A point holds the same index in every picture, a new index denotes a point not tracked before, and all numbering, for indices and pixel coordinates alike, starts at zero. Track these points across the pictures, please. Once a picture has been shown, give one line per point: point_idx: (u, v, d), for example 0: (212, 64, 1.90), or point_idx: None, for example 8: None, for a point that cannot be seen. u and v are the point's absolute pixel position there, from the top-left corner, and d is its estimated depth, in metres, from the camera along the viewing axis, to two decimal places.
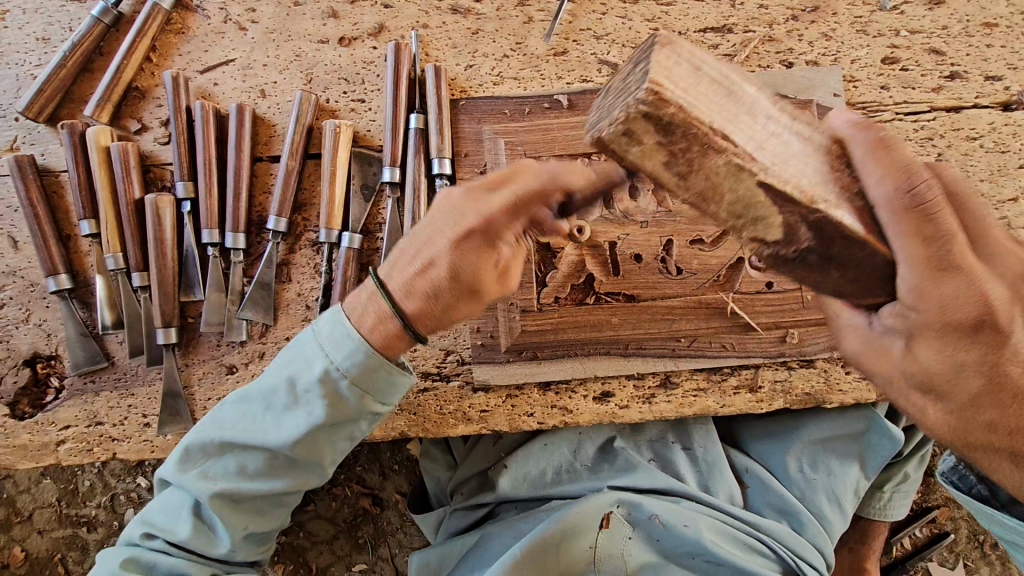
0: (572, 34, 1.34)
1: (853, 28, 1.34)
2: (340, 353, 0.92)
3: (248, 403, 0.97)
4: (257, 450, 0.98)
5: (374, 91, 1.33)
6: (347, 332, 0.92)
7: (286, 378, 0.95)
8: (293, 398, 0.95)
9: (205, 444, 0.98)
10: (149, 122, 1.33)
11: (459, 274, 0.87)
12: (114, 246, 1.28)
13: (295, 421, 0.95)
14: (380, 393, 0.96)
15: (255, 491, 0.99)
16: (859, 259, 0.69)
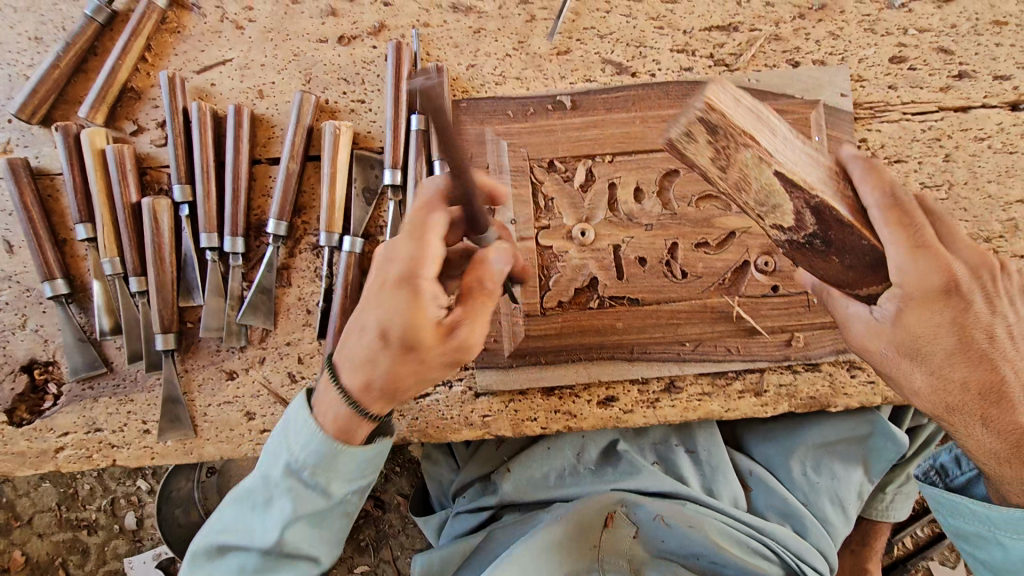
0: (575, 33, 1.32)
1: (861, 26, 1.32)
2: (299, 445, 1.01)
3: (236, 507, 1.05)
4: (250, 549, 1.03)
5: (374, 91, 1.31)
6: (302, 420, 1.01)
7: (261, 477, 1.03)
8: (270, 494, 1.02)
9: (207, 551, 1.05)
10: (145, 123, 1.30)
11: (389, 329, 0.93)
12: (110, 250, 1.25)
13: (279, 514, 1.01)
14: (352, 469, 1.03)
15: None
16: (852, 244, 0.90)
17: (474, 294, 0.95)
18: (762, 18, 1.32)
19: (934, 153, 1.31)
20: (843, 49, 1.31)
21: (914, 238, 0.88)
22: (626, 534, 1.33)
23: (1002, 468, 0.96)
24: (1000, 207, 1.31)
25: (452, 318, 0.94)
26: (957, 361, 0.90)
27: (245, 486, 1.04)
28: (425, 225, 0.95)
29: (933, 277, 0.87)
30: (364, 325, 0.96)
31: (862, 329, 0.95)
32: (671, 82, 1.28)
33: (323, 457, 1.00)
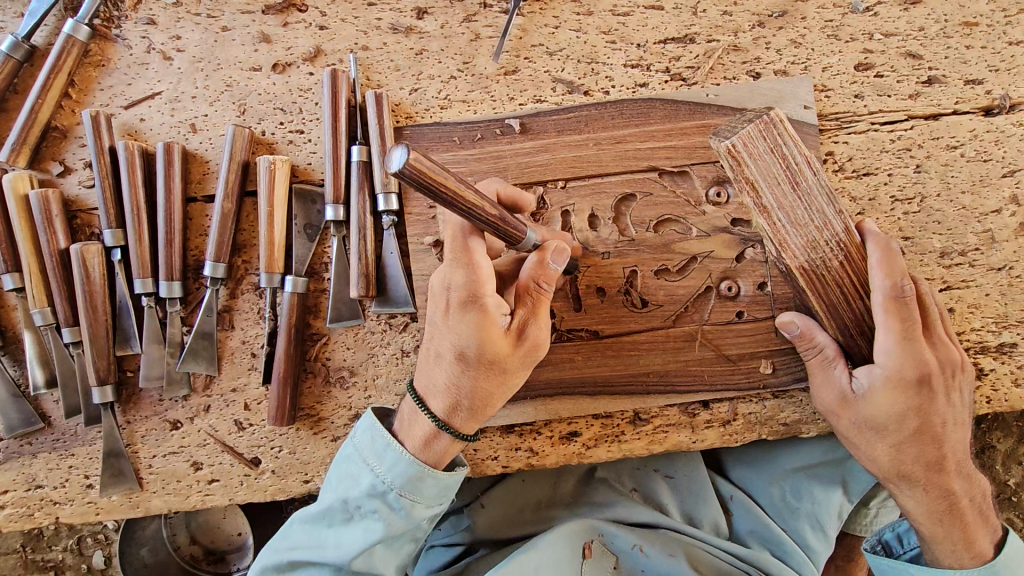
0: (523, 50, 1.25)
1: (824, 32, 1.25)
2: (386, 467, 1.00)
3: (311, 520, 1.04)
4: (324, 564, 1.02)
5: (313, 120, 1.24)
6: (386, 441, 1.01)
7: (340, 497, 1.01)
8: (349, 513, 1.01)
9: (275, 564, 1.04)
10: (73, 164, 1.23)
11: (465, 353, 0.95)
12: (41, 300, 1.19)
13: (357, 535, 1.00)
14: (431, 494, 1.02)
15: None
16: (834, 305, 1.12)
17: (532, 296, 0.95)
18: (720, 28, 1.25)
19: (904, 163, 1.24)
20: (806, 57, 1.24)
21: (905, 327, 1.07)
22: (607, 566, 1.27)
23: (935, 529, 1.12)
24: (975, 219, 1.24)
25: (519, 320, 0.95)
26: (913, 439, 1.09)
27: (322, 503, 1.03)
28: (468, 249, 0.92)
29: (913, 368, 1.06)
30: (438, 353, 0.99)
31: (837, 393, 1.13)
32: (624, 100, 1.21)
33: (410, 482, 1.00)
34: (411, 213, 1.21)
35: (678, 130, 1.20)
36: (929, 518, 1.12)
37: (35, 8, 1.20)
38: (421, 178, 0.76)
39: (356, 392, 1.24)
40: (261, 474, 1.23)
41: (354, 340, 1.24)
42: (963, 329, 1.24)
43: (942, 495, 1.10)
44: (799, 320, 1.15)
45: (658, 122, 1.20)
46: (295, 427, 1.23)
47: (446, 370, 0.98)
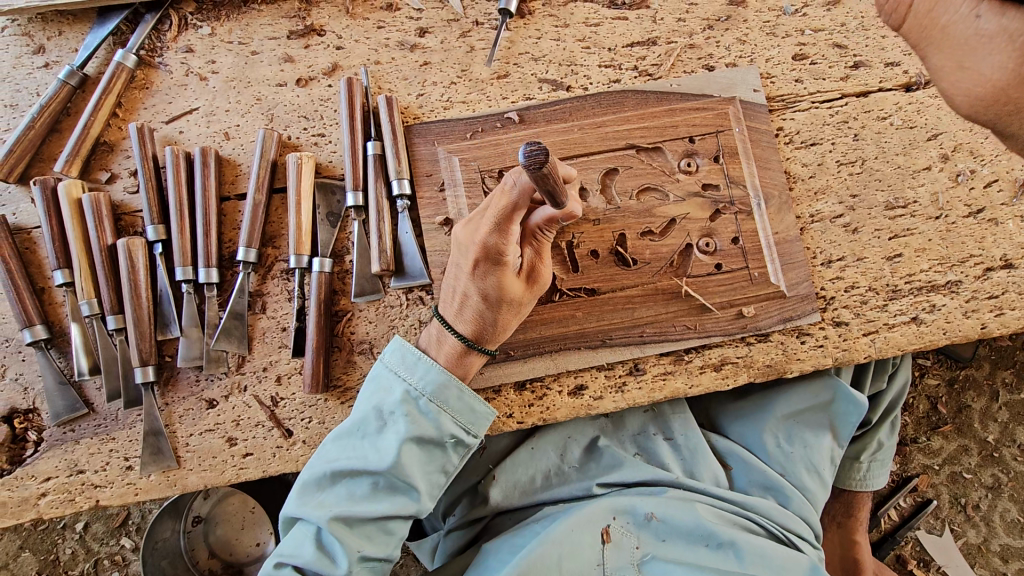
0: (511, 58, 1.46)
1: (763, 31, 1.48)
2: (416, 376, 1.19)
3: (346, 434, 1.19)
4: (364, 473, 1.16)
5: (333, 124, 1.42)
6: (417, 357, 1.21)
7: (374, 407, 1.18)
8: (382, 422, 1.17)
9: (317, 479, 1.17)
10: (119, 172, 1.39)
11: (487, 296, 1.17)
12: (88, 292, 1.31)
13: (390, 440, 1.15)
14: (459, 412, 1.20)
15: (365, 512, 1.14)
16: None
17: (535, 241, 1.21)
18: (677, 32, 1.48)
19: (843, 134, 1.45)
20: (751, 51, 1.47)
21: None
22: (628, 544, 1.33)
23: None
24: (909, 176, 1.43)
25: (528, 261, 1.21)
26: None
27: (356, 417, 1.19)
28: (506, 217, 1.09)
29: None
30: (465, 294, 1.19)
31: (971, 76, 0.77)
32: (601, 92, 1.42)
33: (439, 392, 1.18)
34: (422, 196, 1.37)
35: (650, 114, 1.40)
36: None
37: (90, 42, 1.39)
38: (541, 176, 0.91)
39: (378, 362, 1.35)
40: (293, 444, 1.32)
41: (375, 315, 1.37)
42: (913, 271, 1.41)
43: None
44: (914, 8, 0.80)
45: (632, 108, 1.40)
46: (324, 398, 1.33)
47: (480, 309, 1.19)
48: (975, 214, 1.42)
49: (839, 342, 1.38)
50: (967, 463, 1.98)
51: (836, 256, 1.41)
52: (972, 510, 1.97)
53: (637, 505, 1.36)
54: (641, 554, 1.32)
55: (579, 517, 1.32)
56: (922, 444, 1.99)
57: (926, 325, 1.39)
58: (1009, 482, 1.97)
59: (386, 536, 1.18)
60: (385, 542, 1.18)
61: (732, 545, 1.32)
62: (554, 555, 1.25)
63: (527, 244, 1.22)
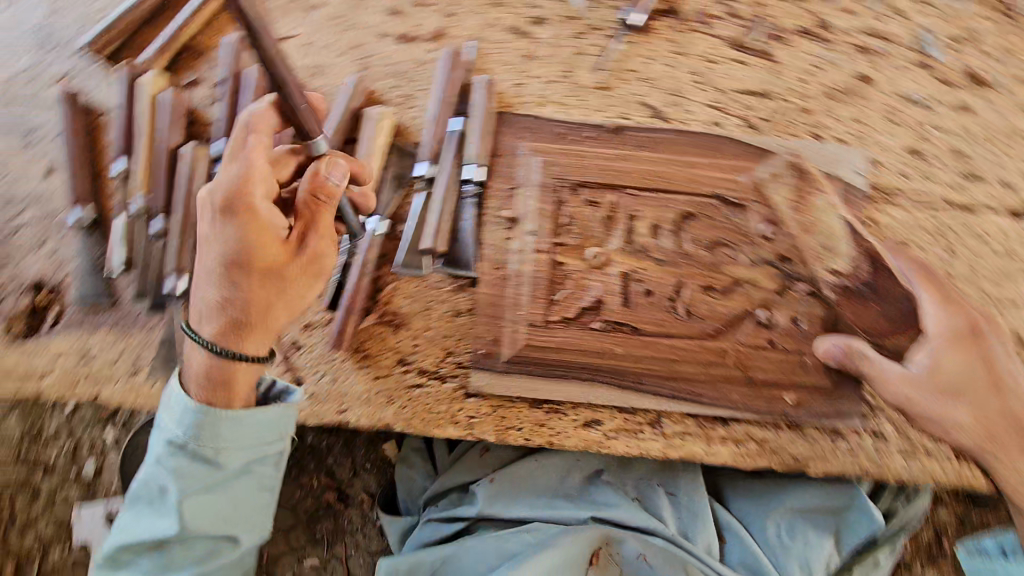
0: (620, 72, 1.41)
1: (883, 115, 1.41)
2: (178, 418, 1.14)
3: (136, 506, 1.18)
4: (168, 517, 1.15)
5: (423, 90, 1.39)
6: (178, 396, 1.15)
7: (164, 437, 1.14)
8: (165, 458, 1.14)
9: (139, 496, 1.18)
10: (203, 78, 1.37)
11: (231, 251, 1.10)
12: (143, 189, 1.30)
13: (173, 500, 1.14)
14: (257, 436, 1.16)
15: (186, 551, 1.17)
16: (891, 293, 1.29)
17: (309, 207, 1.14)
18: (794, 91, 1.41)
19: (937, 244, 1.36)
20: (865, 132, 1.40)
21: (947, 297, 1.28)
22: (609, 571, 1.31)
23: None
24: (995, 306, 1.35)
25: (298, 233, 1.15)
26: (966, 387, 1.24)
27: (136, 485, 1.19)
28: (240, 145, 1.09)
29: (962, 323, 1.26)
30: (206, 271, 1.12)
31: (900, 375, 1.24)
32: (700, 133, 1.36)
33: (193, 433, 1.12)
34: (492, 188, 1.34)
35: (744, 168, 1.34)
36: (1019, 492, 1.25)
37: None
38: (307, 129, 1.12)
39: (404, 342, 1.31)
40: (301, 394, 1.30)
41: (414, 291, 1.33)
42: None
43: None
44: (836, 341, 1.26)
45: (727, 158, 1.35)
46: (343, 358, 1.31)
47: (246, 291, 1.12)
48: None
49: (871, 454, 1.32)
50: None
51: None
52: None
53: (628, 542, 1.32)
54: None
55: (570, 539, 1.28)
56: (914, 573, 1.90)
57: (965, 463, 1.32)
58: None
59: (234, 568, 1.23)
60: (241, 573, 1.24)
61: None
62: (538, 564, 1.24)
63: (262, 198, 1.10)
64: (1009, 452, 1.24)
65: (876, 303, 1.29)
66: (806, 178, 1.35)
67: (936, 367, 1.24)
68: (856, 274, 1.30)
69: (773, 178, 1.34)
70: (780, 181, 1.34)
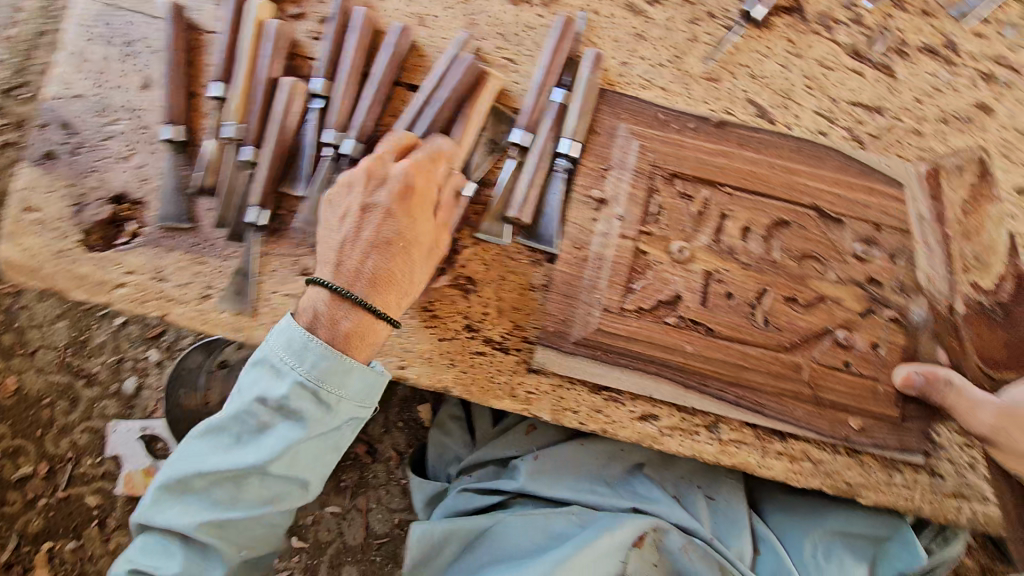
0: (730, 65, 1.36)
1: (997, 148, 1.35)
2: (307, 364, 1.08)
3: (219, 435, 1.11)
4: (252, 459, 1.08)
5: (527, 55, 1.35)
6: (303, 343, 1.08)
7: (270, 365, 1.09)
8: (270, 400, 1.08)
9: (221, 422, 1.11)
10: (309, 12, 1.34)
11: (387, 222, 1.15)
12: (238, 116, 1.28)
13: (273, 440, 1.08)
14: (358, 393, 1.12)
15: (254, 498, 1.10)
16: (1011, 328, 1.29)
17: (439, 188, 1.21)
18: (907, 111, 1.36)
19: None
20: (975, 164, 1.34)
21: None
22: (648, 559, 1.26)
23: None
24: None
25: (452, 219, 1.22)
26: None
27: (231, 412, 1.10)
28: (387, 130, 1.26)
29: None
30: (358, 233, 1.14)
31: (992, 408, 1.20)
32: (805, 140, 1.32)
33: (316, 371, 1.07)
34: (585, 166, 1.30)
35: (847, 182, 1.29)
36: None
37: None
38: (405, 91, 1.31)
39: (475, 309, 1.31)
40: None
41: (491, 258, 1.32)
42: None
43: None
44: (920, 368, 1.24)
45: (830, 169, 1.30)
46: (409, 314, 1.30)
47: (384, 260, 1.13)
48: None
49: (929, 494, 1.28)
50: None
51: None
52: None
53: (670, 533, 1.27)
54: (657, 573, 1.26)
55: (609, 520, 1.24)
56: None
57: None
58: None
59: (262, 526, 1.13)
60: (263, 533, 1.14)
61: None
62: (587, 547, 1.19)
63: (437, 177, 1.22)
64: None
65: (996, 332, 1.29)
66: (950, 181, 1.33)
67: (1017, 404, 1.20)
68: (994, 292, 1.30)
69: (955, 170, 1.34)
70: (963, 175, 1.33)
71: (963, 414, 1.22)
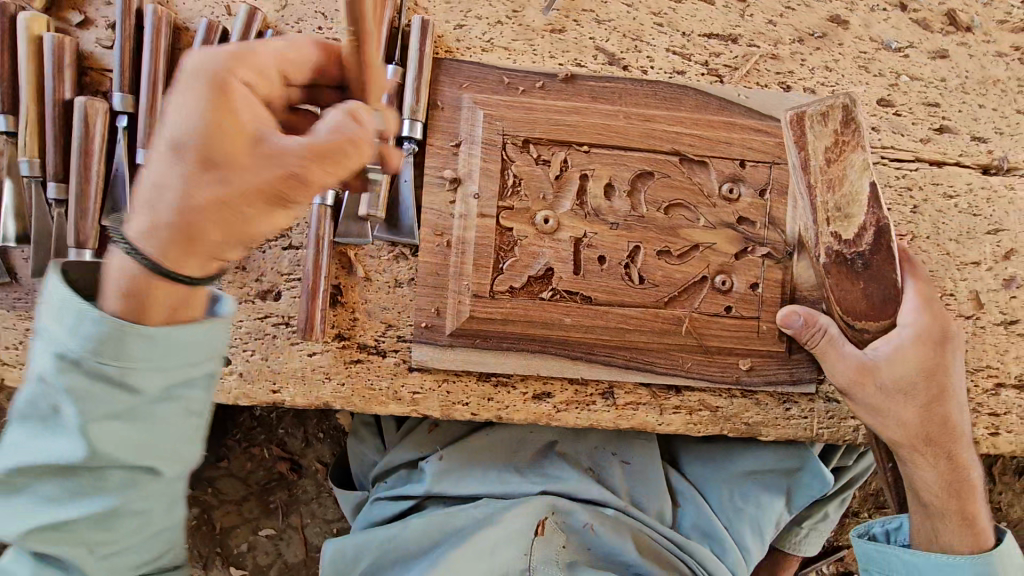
0: (573, 12, 1.26)
1: (855, 62, 1.31)
2: (75, 320, 0.68)
3: (15, 407, 0.75)
4: (52, 457, 0.72)
5: (352, 32, 1.23)
6: (73, 300, 0.69)
7: (47, 346, 0.70)
8: (43, 383, 0.70)
9: (30, 424, 0.73)
10: (95, 18, 1.19)
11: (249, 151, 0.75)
12: (32, 150, 1.13)
13: (68, 422, 0.70)
14: (172, 357, 0.72)
15: (76, 514, 0.73)
16: (882, 274, 1.19)
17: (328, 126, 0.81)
18: (762, 35, 1.29)
19: (902, 202, 1.31)
20: (835, 82, 1.30)
21: (929, 297, 1.20)
22: (556, 542, 1.27)
23: (946, 502, 1.16)
24: (956, 267, 1.31)
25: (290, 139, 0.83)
26: (914, 388, 1.15)
27: (23, 382, 0.73)
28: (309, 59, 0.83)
29: (937, 328, 1.17)
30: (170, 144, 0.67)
31: (853, 364, 1.16)
32: (660, 82, 1.24)
33: (85, 329, 0.67)
34: (432, 145, 1.21)
35: (706, 122, 1.23)
36: (942, 492, 1.16)
37: None
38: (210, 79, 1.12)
39: (343, 316, 1.23)
40: (228, 373, 1.20)
41: (351, 259, 1.22)
42: None
43: (949, 491, 1.16)
44: (799, 310, 1.21)
45: (688, 110, 1.24)
46: (274, 333, 1.21)
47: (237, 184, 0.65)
48: (1006, 323, 1.32)
49: (825, 419, 1.30)
50: None
51: None
52: None
53: (577, 514, 1.29)
54: (567, 555, 1.26)
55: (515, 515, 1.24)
56: (862, 520, 1.95)
57: None
58: None
59: (136, 522, 0.78)
60: (139, 531, 0.78)
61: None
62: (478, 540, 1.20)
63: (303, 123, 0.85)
64: (921, 467, 1.18)
65: (867, 284, 1.19)
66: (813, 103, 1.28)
67: (876, 361, 1.16)
68: (858, 242, 1.18)
69: (818, 118, 1.16)
70: (826, 123, 1.15)
71: (827, 364, 1.19)
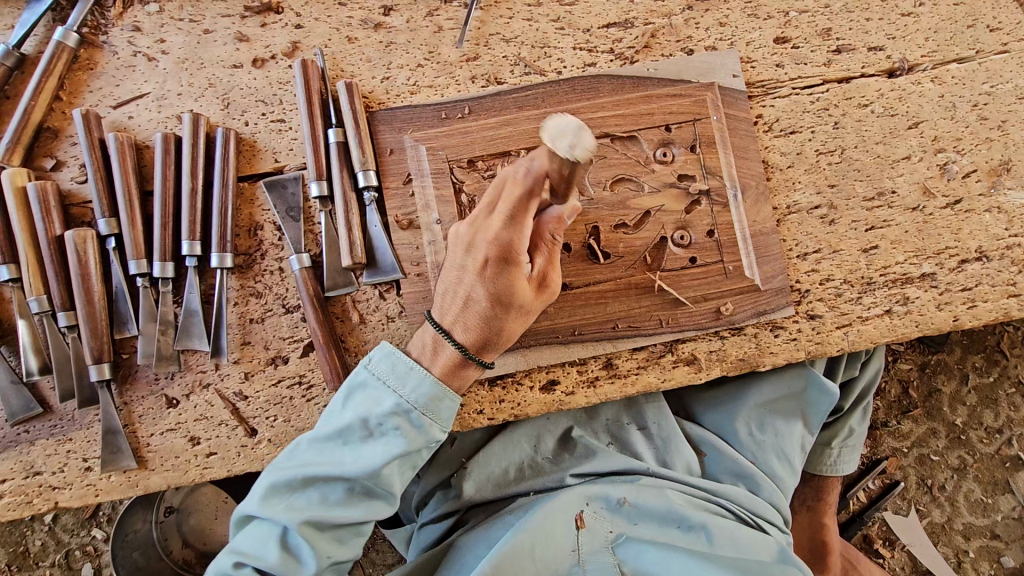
0: (482, 39, 1.39)
1: (744, 12, 1.42)
2: (409, 387, 1.12)
3: (330, 449, 1.11)
4: (340, 481, 1.10)
5: (293, 109, 1.35)
6: (409, 365, 1.13)
7: (363, 414, 1.10)
8: (368, 430, 1.11)
9: (290, 480, 1.09)
10: (66, 159, 1.32)
11: (497, 297, 1.09)
12: (37, 288, 1.25)
13: (377, 453, 1.09)
14: (443, 420, 1.15)
15: (336, 520, 1.09)
16: None
17: (546, 245, 1.14)
18: (655, 12, 1.41)
19: (823, 122, 1.41)
20: (731, 34, 1.41)
21: None
22: (600, 529, 1.29)
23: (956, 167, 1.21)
24: (889, 167, 1.40)
25: (540, 269, 1.13)
26: None
27: (340, 424, 1.11)
28: (522, 208, 1.05)
29: None
30: (469, 297, 1.11)
31: None
32: (575, 77, 1.35)
33: (422, 395, 1.12)
34: (389, 188, 1.31)
35: (625, 100, 1.34)
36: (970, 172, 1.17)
37: (27, 19, 1.30)
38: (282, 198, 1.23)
39: (351, 362, 1.31)
40: (258, 443, 1.29)
41: (344, 309, 1.32)
42: (888, 263, 1.39)
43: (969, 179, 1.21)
44: None
45: (607, 94, 1.34)
46: (290, 396, 1.30)
47: (512, 280, 1.08)
48: (952, 205, 1.40)
49: (812, 336, 1.37)
50: (935, 445, 1.96)
51: (811, 248, 1.39)
52: (938, 491, 1.96)
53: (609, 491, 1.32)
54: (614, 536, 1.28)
55: (555, 505, 1.27)
56: (892, 428, 1.97)
57: (898, 317, 1.38)
58: (975, 463, 1.96)
59: (355, 537, 1.14)
60: (356, 535, 1.14)
61: (704, 528, 1.29)
62: (529, 544, 1.20)
63: (538, 251, 1.14)
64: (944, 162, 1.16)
65: None
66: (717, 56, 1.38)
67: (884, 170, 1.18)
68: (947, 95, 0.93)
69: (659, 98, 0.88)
70: None
71: None
